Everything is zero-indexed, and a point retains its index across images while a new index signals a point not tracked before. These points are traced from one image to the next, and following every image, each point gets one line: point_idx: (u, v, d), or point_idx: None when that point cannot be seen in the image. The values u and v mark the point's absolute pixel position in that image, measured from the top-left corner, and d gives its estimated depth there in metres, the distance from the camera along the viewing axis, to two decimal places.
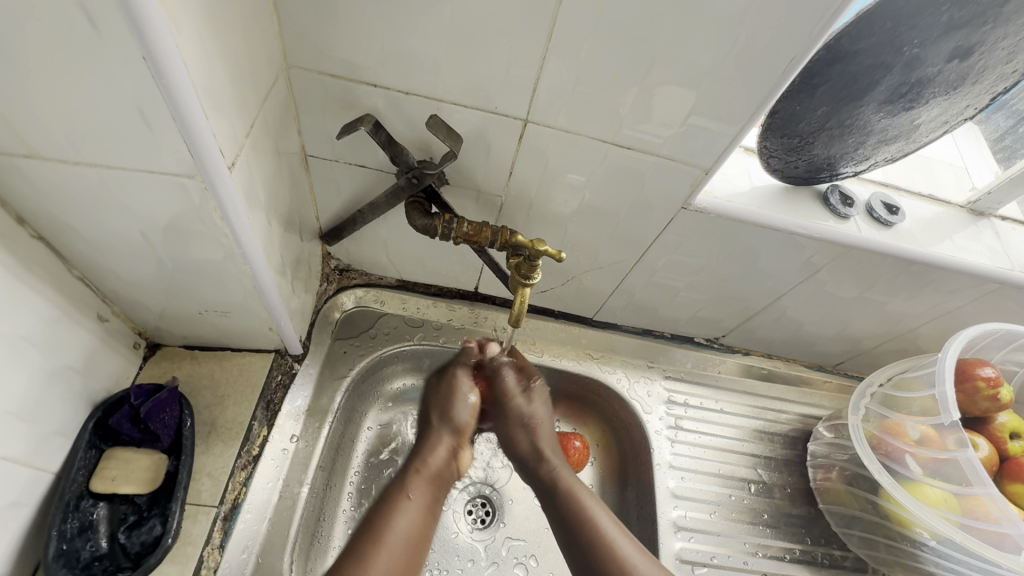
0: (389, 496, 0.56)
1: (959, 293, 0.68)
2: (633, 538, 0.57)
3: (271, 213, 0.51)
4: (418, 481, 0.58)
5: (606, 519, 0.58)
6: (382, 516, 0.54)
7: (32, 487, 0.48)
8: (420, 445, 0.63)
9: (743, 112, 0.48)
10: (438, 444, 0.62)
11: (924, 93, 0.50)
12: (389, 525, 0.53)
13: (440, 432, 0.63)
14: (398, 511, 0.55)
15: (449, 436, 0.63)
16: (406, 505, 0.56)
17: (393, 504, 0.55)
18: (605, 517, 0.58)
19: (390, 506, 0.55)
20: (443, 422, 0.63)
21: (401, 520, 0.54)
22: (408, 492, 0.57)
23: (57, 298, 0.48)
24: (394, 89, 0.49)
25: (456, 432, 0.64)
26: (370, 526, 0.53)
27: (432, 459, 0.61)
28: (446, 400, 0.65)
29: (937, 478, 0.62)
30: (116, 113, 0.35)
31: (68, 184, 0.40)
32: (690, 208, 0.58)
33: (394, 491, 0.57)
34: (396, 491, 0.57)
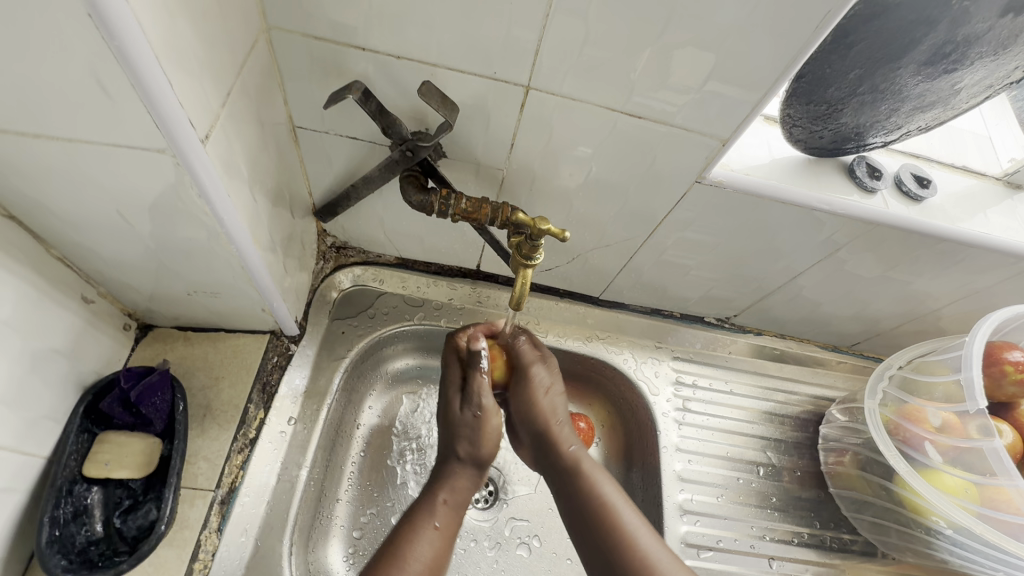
0: (414, 522, 0.52)
1: (988, 272, 0.64)
2: (654, 532, 0.51)
3: (256, 188, 0.47)
4: (444, 509, 0.54)
5: (632, 517, 0.52)
6: (403, 542, 0.50)
7: (22, 472, 0.47)
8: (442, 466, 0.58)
9: (766, 75, 0.43)
10: (463, 466, 0.58)
11: (969, 53, 0.45)
12: (410, 550, 0.49)
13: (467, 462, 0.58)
14: (420, 537, 0.51)
15: (472, 465, 0.58)
16: (431, 535, 0.51)
17: (417, 532, 0.51)
18: (628, 510, 0.52)
19: (412, 532, 0.51)
20: (466, 447, 0.58)
21: (423, 547, 0.50)
22: (434, 520, 0.53)
23: (35, 280, 0.46)
24: (384, 53, 0.45)
25: (480, 460, 0.58)
26: (391, 552, 0.49)
27: (458, 486, 0.57)
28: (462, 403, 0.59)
29: (958, 467, 0.61)
30: (70, 78, 0.31)
31: (32, 159, 0.37)
32: (704, 181, 0.54)
33: (419, 518, 0.53)
34: (423, 517, 0.53)
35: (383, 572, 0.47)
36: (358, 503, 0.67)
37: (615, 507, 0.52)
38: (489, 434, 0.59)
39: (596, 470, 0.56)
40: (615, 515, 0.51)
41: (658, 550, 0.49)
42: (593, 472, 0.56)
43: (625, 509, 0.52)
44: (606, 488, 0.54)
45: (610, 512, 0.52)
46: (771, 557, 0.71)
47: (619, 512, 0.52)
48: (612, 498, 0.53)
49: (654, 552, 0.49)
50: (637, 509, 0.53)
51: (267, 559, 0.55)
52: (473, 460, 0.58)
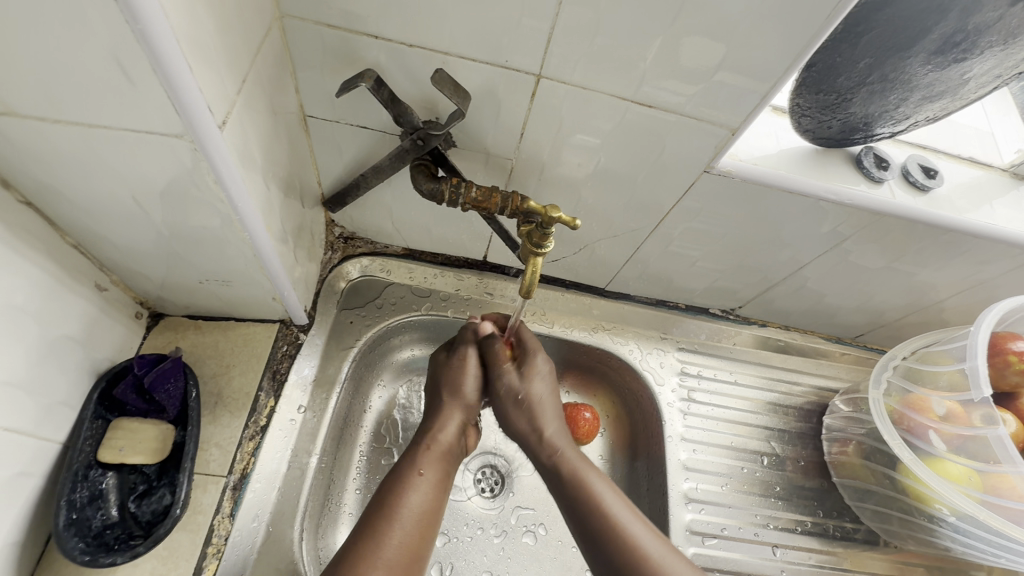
0: (402, 471, 0.53)
1: (993, 263, 0.64)
2: (649, 528, 0.52)
3: (268, 176, 0.48)
4: (428, 455, 0.55)
5: (625, 513, 0.52)
6: (392, 492, 0.51)
7: (39, 456, 0.47)
8: (429, 421, 0.60)
9: (776, 65, 0.44)
10: (447, 415, 0.60)
11: (979, 42, 0.45)
12: (400, 499, 0.51)
13: (451, 407, 0.61)
14: (410, 486, 0.52)
15: (458, 410, 0.61)
16: (418, 482, 0.53)
17: (404, 481, 0.52)
18: (621, 507, 0.53)
19: (400, 481, 0.52)
20: (449, 393, 0.61)
21: (413, 496, 0.51)
22: (419, 468, 0.54)
23: (51, 267, 0.47)
24: (397, 41, 0.45)
25: (462, 404, 0.61)
26: (381, 503, 0.50)
27: (441, 433, 0.58)
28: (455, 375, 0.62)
29: (962, 455, 0.61)
30: (91, 63, 0.32)
31: (50, 145, 0.38)
32: (713, 170, 0.54)
33: (405, 466, 0.54)
34: (408, 465, 0.54)
35: (375, 524, 0.48)
36: (366, 492, 0.68)
37: (607, 505, 0.53)
38: (468, 379, 0.62)
39: (588, 469, 0.56)
40: (607, 514, 0.52)
41: (650, 544, 0.50)
42: (587, 474, 0.55)
43: (619, 508, 0.53)
44: (600, 488, 0.54)
45: (603, 510, 0.52)
46: (775, 545, 0.72)
47: (611, 509, 0.52)
48: (606, 497, 0.53)
49: (646, 546, 0.50)
50: (632, 507, 0.53)
51: (279, 544, 0.56)
52: (457, 405, 0.61)
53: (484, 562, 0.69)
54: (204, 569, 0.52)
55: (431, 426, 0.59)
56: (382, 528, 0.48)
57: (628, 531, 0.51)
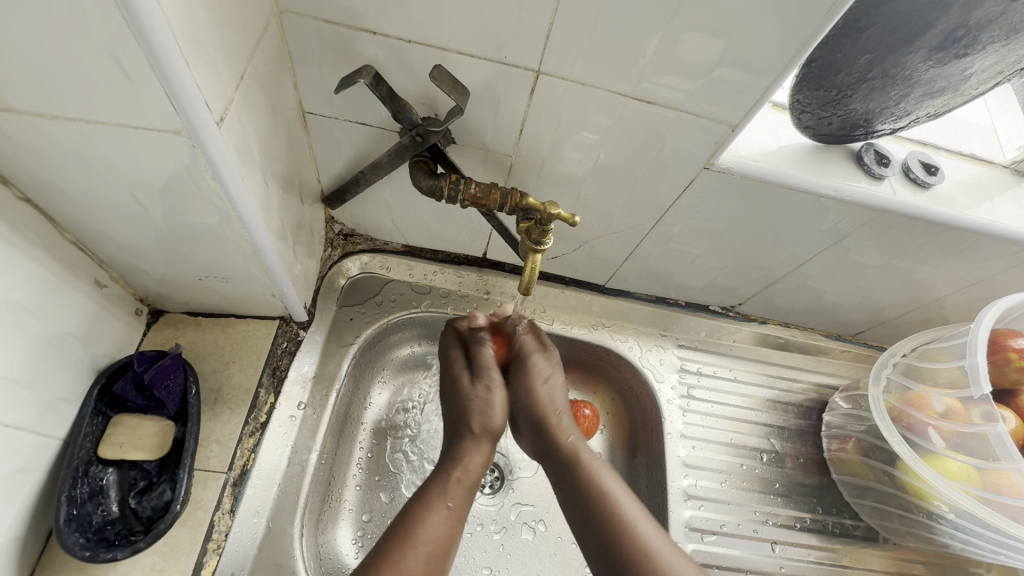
0: (424, 499, 0.53)
1: (994, 260, 0.64)
2: (655, 523, 0.52)
3: (267, 173, 0.48)
4: (456, 489, 0.55)
5: (632, 506, 0.53)
6: (416, 519, 0.51)
7: (40, 452, 0.48)
8: (454, 449, 0.59)
9: (776, 60, 0.43)
10: (474, 445, 0.59)
11: (980, 37, 0.45)
12: (420, 529, 0.50)
13: (480, 440, 0.59)
14: (431, 515, 0.52)
15: (486, 444, 0.59)
16: (442, 514, 0.52)
17: (429, 510, 0.52)
18: (628, 500, 0.53)
19: (424, 510, 0.52)
20: (477, 421, 0.60)
21: (433, 526, 0.51)
22: (447, 500, 0.53)
23: (50, 263, 0.47)
24: (395, 37, 0.45)
25: (490, 435, 0.60)
26: (400, 534, 0.50)
27: (470, 466, 0.57)
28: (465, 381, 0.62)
29: (961, 452, 0.61)
30: (87, 58, 0.32)
31: (48, 141, 0.38)
32: (712, 167, 0.54)
33: (429, 497, 0.53)
34: (437, 496, 0.54)
35: (394, 551, 0.48)
36: (367, 488, 0.68)
37: (614, 497, 0.53)
38: (496, 412, 0.61)
39: (595, 461, 0.57)
40: (614, 504, 0.53)
41: (658, 540, 0.50)
42: (592, 462, 0.56)
43: (625, 500, 0.53)
44: (608, 479, 0.55)
45: (610, 501, 0.53)
46: (774, 542, 0.72)
47: (618, 501, 0.53)
48: (613, 488, 0.54)
49: (654, 541, 0.50)
50: (637, 499, 0.54)
51: (279, 540, 0.56)
52: (485, 436, 0.59)
53: (484, 558, 0.70)
54: (204, 564, 0.52)
55: (460, 455, 0.58)
56: (398, 558, 0.48)
57: (634, 523, 0.51)
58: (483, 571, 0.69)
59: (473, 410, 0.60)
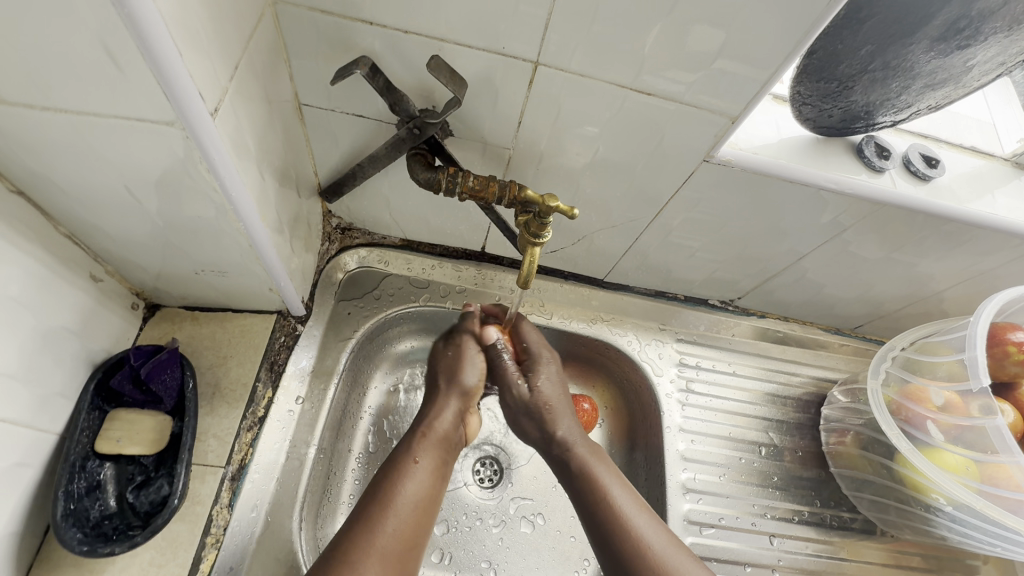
0: (398, 459, 0.53)
1: (994, 253, 0.64)
2: (650, 515, 0.53)
3: (263, 166, 0.47)
4: (426, 441, 0.55)
5: (627, 500, 0.54)
6: (387, 479, 0.51)
7: (36, 447, 0.47)
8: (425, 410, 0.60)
9: (777, 51, 0.43)
10: (443, 402, 0.60)
11: (983, 28, 0.45)
12: (395, 488, 0.51)
13: (448, 396, 0.60)
14: (406, 473, 0.52)
15: (455, 399, 0.60)
16: (414, 469, 0.53)
17: (399, 467, 0.53)
18: (621, 490, 0.54)
19: (397, 469, 0.52)
20: (444, 382, 0.61)
21: (409, 484, 0.51)
22: (418, 455, 0.54)
23: (44, 257, 0.46)
24: (392, 28, 0.44)
25: (460, 393, 0.61)
26: (377, 490, 0.50)
27: (436, 420, 0.58)
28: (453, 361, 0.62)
29: (959, 444, 0.61)
30: (78, 47, 0.31)
31: (40, 132, 0.37)
32: (712, 159, 0.54)
33: (401, 455, 0.54)
34: (405, 451, 0.54)
35: (370, 512, 0.49)
36: (365, 483, 0.68)
37: (611, 492, 0.54)
38: (465, 367, 0.62)
39: (594, 458, 0.58)
40: (610, 501, 0.53)
41: (651, 533, 0.51)
42: (593, 460, 0.57)
43: (622, 495, 0.54)
44: (601, 471, 0.56)
45: (607, 497, 0.54)
46: (772, 535, 0.72)
47: (614, 496, 0.54)
48: (610, 482, 0.55)
49: (647, 535, 0.51)
50: (632, 491, 0.55)
51: (278, 534, 0.56)
52: (455, 394, 0.60)
53: (484, 552, 0.70)
54: (202, 559, 0.52)
55: (430, 413, 0.59)
56: (374, 517, 0.48)
57: (629, 517, 0.52)
58: (483, 564, 0.69)
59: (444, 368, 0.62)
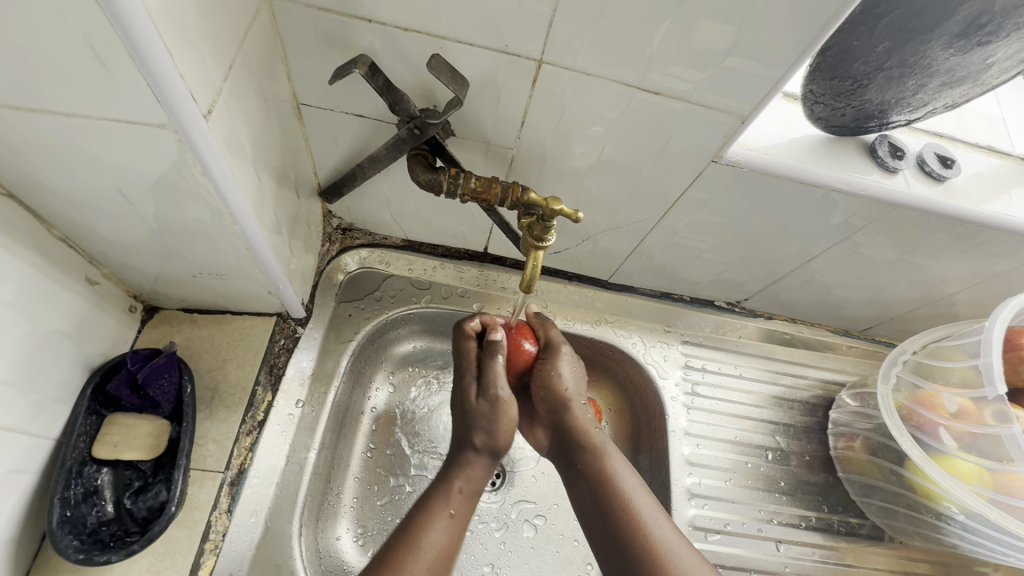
0: (428, 508, 0.52)
1: (1009, 256, 0.62)
2: (667, 518, 0.51)
3: (259, 167, 0.46)
4: (458, 498, 0.53)
5: (647, 503, 0.52)
6: (417, 526, 0.50)
7: (31, 453, 0.47)
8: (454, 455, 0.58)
9: (791, 49, 0.41)
10: (481, 465, 0.57)
11: (1006, 23, 0.43)
12: (423, 537, 0.49)
13: (482, 455, 0.57)
14: (436, 523, 0.51)
15: (488, 458, 0.57)
16: (445, 522, 0.51)
17: (430, 517, 0.51)
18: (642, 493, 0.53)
19: (426, 518, 0.51)
20: (483, 439, 0.57)
21: (437, 534, 0.50)
22: (450, 508, 0.52)
23: (38, 260, 0.45)
24: (391, 25, 0.43)
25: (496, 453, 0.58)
26: (405, 539, 0.49)
27: (473, 475, 0.56)
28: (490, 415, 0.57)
29: (972, 453, 0.60)
30: (63, 46, 0.30)
31: (29, 134, 0.36)
32: (721, 160, 0.52)
33: (435, 505, 0.52)
34: (437, 503, 0.52)
35: (397, 555, 0.47)
36: (366, 487, 0.67)
37: (630, 495, 0.52)
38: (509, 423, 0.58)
39: (611, 449, 0.57)
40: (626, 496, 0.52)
41: (668, 533, 0.50)
42: (612, 456, 0.56)
43: (639, 493, 0.53)
44: (621, 469, 0.55)
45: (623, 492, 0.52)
46: (778, 541, 0.71)
47: (633, 500, 0.52)
48: (630, 483, 0.53)
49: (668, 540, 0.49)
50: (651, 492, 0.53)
51: (278, 540, 0.55)
52: (490, 454, 0.57)
53: (486, 555, 0.69)
54: (202, 565, 0.51)
55: (463, 465, 0.56)
56: (403, 561, 0.47)
57: (649, 523, 0.50)
58: (485, 568, 0.68)
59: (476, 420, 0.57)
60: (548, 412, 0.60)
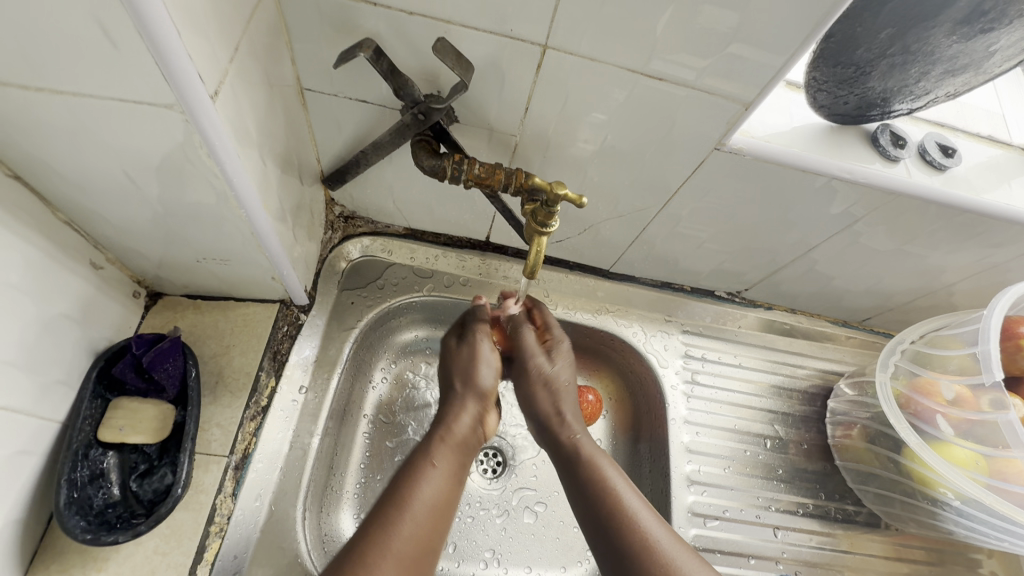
0: (414, 462, 0.53)
1: (1007, 246, 0.63)
2: (658, 517, 0.52)
3: (264, 151, 0.46)
4: (443, 447, 0.55)
5: (635, 499, 0.53)
6: (405, 478, 0.51)
7: (38, 435, 0.47)
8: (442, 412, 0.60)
9: (796, 35, 0.42)
10: (462, 406, 0.59)
11: (1009, 10, 0.43)
12: (412, 491, 0.50)
13: (463, 397, 0.60)
14: (424, 476, 0.52)
15: (472, 402, 0.60)
16: (432, 474, 0.52)
17: (416, 469, 0.52)
18: (630, 493, 0.53)
19: (414, 472, 0.52)
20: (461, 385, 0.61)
21: (427, 486, 0.51)
22: (434, 458, 0.54)
23: (43, 243, 0.46)
24: (396, 9, 0.43)
25: (478, 394, 0.61)
26: (393, 491, 0.50)
27: (455, 424, 0.58)
28: (467, 364, 0.62)
29: (969, 439, 0.61)
30: (70, 24, 0.30)
31: (37, 115, 0.36)
32: (723, 148, 0.53)
33: (418, 456, 0.54)
34: (422, 455, 0.54)
35: (388, 516, 0.48)
36: (369, 473, 0.67)
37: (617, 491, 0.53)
38: (483, 376, 0.61)
39: (601, 458, 0.57)
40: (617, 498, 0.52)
41: (659, 532, 0.50)
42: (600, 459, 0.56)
43: (629, 494, 0.53)
44: (611, 474, 0.55)
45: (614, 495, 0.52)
46: (776, 527, 0.72)
47: (622, 498, 0.52)
48: (617, 483, 0.54)
49: (655, 534, 0.49)
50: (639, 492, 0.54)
51: (282, 523, 0.56)
52: (473, 395, 0.61)
53: (487, 541, 0.70)
54: (207, 548, 0.52)
55: (448, 418, 0.58)
56: (392, 515, 0.48)
57: (637, 519, 0.50)
58: (486, 553, 0.69)
59: (457, 369, 0.62)
60: (540, 390, 0.63)
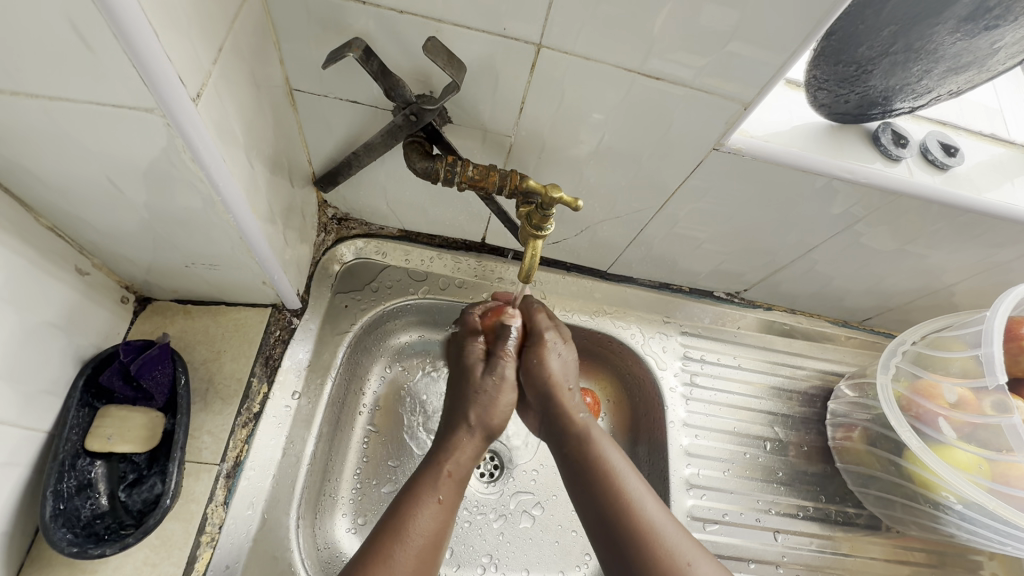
0: (414, 493, 0.51)
1: (1010, 246, 0.62)
2: (659, 503, 0.51)
3: (252, 154, 0.45)
4: (447, 482, 0.53)
5: (636, 482, 0.52)
6: (403, 515, 0.50)
7: (23, 446, 0.46)
8: (444, 436, 0.57)
9: (796, 34, 0.40)
10: (466, 440, 0.57)
11: (1014, 8, 0.42)
12: (411, 525, 0.49)
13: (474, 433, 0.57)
14: (423, 510, 0.50)
15: (477, 438, 0.58)
16: (433, 510, 0.51)
17: (417, 503, 0.51)
18: (632, 475, 0.52)
19: (412, 507, 0.50)
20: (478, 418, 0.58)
21: (424, 522, 0.50)
22: (439, 495, 0.52)
23: (26, 250, 0.45)
24: (386, 8, 0.42)
25: (489, 433, 0.58)
26: (391, 529, 0.49)
27: (460, 458, 0.55)
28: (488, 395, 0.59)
29: (972, 443, 0.60)
30: (42, 25, 0.29)
31: (13, 118, 0.35)
32: (722, 148, 0.52)
33: (423, 491, 0.52)
34: (425, 489, 0.52)
35: (383, 547, 0.47)
36: (364, 477, 0.67)
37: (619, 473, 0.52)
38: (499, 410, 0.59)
39: (605, 441, 0.56)
40: (617, 481, 0.52)
41: (666, 524, 0.49)
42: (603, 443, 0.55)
43: (630, 477, 0.52)
44: (612, 456, 0.54)
45: (614, 479, 0.52)
46: (775, 531, 0.71)
47: (623, 482, 0.52)
48: (619, 466, 0.53)
49: (659, 523, 0.49)
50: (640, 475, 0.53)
51: (275, 532, 0.55)
52: (481, 432, 0.58)
53: (484, 547, 0.69)
54: (197, 557, 0.51)
55: (451, 447, 0.56)
56: (390, 555, 0.47)
57: (638, 505, 0.50)
58: (483, 559, 0.68)
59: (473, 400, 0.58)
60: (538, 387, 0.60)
